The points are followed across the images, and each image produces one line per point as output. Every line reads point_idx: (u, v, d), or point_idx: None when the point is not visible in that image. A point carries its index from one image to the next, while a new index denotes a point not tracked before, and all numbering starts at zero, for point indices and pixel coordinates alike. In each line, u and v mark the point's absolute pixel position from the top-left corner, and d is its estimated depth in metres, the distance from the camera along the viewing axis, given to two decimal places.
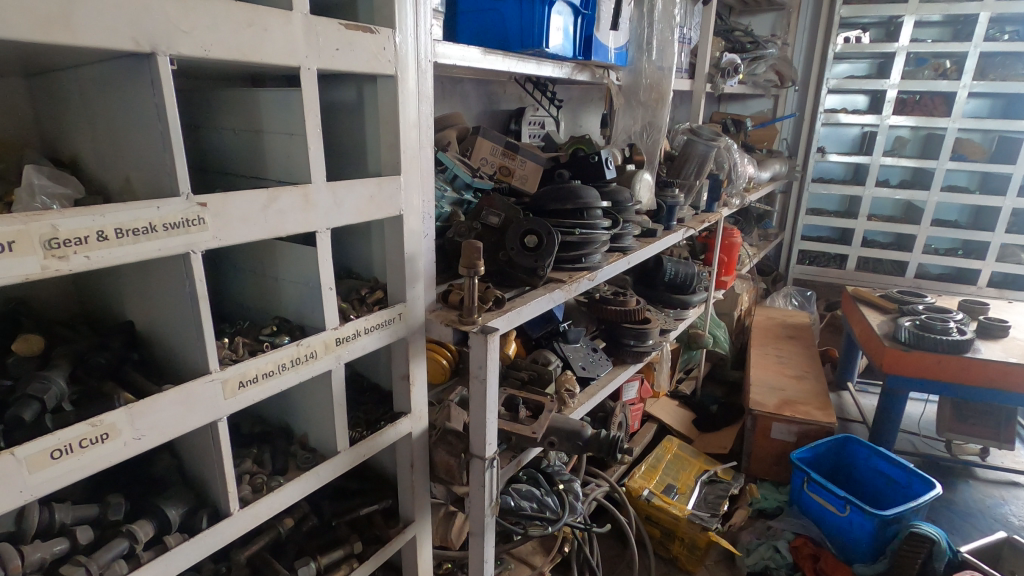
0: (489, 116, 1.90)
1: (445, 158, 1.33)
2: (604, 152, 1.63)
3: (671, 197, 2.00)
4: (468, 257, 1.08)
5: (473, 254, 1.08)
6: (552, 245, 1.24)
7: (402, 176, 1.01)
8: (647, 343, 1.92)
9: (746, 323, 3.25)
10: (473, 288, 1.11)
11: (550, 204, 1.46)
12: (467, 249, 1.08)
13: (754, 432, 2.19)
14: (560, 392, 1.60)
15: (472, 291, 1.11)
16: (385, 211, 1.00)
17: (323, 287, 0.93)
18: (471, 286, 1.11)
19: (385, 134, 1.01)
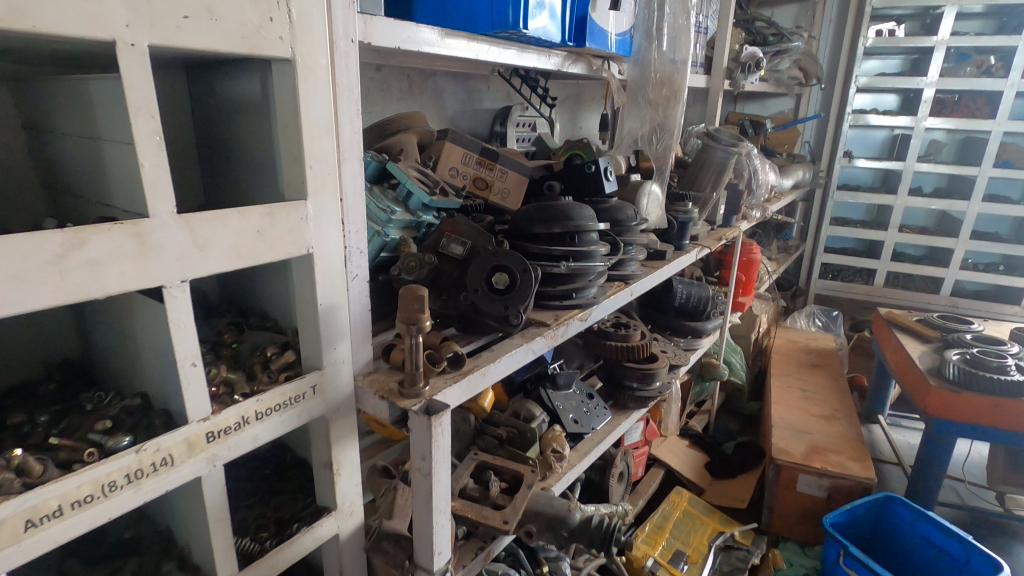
0: (469, 116, 1.61)
1: (395, 170, 1.03)
2: (603, 162, 1.33)
3: (683, 213, 1.71)
4: (408, 309, 0.80)
5: (415, 305, 0.80)
6: (528, 285, 0.95)
7: (309, 201, 0.73)
8: (653, 386, 1.63)
9: (764, 346, 2.94)
10: (416, 348, 0.83)
11: (533, 227, 1.17)
12: (407, 298, 0.80)
13: (777, 484, 1.89)
14: (544, 454, 1.32)
15: (415, 352, 0.82)
16: (282, 250, 0.71)
17: (180, 365, 0.64)
18: (413, 346, 0.83)
19: (286, 142, 0.72)
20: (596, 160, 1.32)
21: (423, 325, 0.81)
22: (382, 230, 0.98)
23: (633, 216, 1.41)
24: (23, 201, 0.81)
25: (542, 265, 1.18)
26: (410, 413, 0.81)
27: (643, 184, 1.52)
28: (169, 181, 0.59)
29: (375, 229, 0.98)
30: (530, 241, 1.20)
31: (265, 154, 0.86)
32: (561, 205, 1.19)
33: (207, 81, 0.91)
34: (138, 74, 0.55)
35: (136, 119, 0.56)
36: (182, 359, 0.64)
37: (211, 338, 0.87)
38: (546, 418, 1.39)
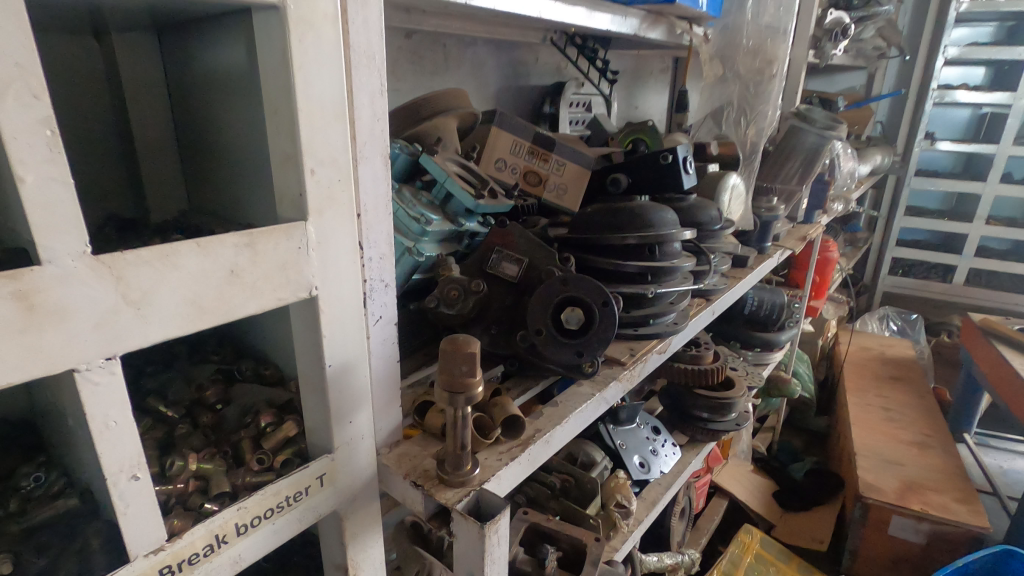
0: (514, 93, 1.35)
1: (432, 166, 0.79)
2: (682, 151, 1.05)
3: (769, 211, 1.45)
4: (452, 371, 0.57)
5: (462, 368, 0.56)
6: (609, 326, 0.70)
7: (310, 221, 0.49)
8: (727, 417, 1.37)
9: (831, 352, 2.65)
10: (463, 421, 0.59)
11: (602, 236, 0.91)
12: (450, 356, 0.56)
13: (864, 525, 1.61)
14: (607, 509, 1.08)
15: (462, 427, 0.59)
16: (271, 295, 0.48)
17: (110, 482, 0.42)
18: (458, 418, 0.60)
19: (276, 134, 0.49)
20: (674, 148, 1.03)
21: (474, 393, 0.58)
22: (414, 247, 0.75)
23: (717, 217, 1.15)
24: None
25: (612, 284, 0.93)
26: (452, 513, 0.59)
27: (725, 176, 1.25)
28: (75, 202, 0.36)
29: (406, 245, 0.74)
30: (597, 253, 0.94)
31: (260, 148, 0.63)
32: (638, 207, 0.93)
33: (184, 46, 0.69)
34: (0, 23, 0.32)
35: (1, 100, 0.32)
36: (113, 475, 0.42)
37: (188, 397, 0.65)
38: (606, 463, 1.16)
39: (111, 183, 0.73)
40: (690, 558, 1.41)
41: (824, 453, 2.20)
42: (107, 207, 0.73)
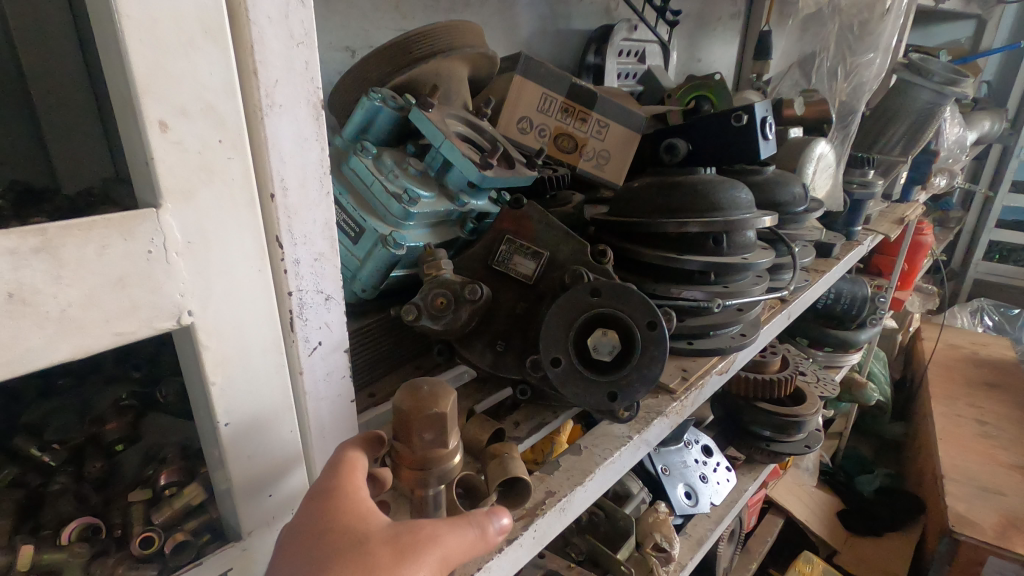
0: (552, 39, 1.12)
1: (424, 124, 0.59)
2: (761, 109, 0.81)
3: (860, 184, 1.17)
4: (411, 439, 0.38)
5: (424, 434, 0.38)
6: (657, 356, 0.50)
7: (167, 208, 0.30)
8: (795, 437, 1.13)
9: (911, 348, 2.34)
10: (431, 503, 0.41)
11: (652, 221, 0.69)
12: (405, 414, 0.37)
13: (951, 563, 1.39)
14: (643, 551, 0.88)
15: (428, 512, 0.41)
16: (101, 332, 0.29)
17: None
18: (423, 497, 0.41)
19: (106, 60, 0.29)
20: (751, 106, 0.79)
21: (443, 467, 0.39)
22: (393, 236, 0.55)
23: (802, 197, 0.90)
24: None
25: (662, 285, 0.71)
26: None
27: (814, 142, 0.99)
28: None
29: (382, 234, 0.54)
30: (643, 243, 0.72)
31: None
32: (702, 183, 0.70)
33: None
34: None
35: None
36: None
37: (79, 435, 0.48)
38: (644, 494, 0.97)
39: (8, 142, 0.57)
40: None
41: (899, 466, 1.93)
42: (7, 174, 0.57)
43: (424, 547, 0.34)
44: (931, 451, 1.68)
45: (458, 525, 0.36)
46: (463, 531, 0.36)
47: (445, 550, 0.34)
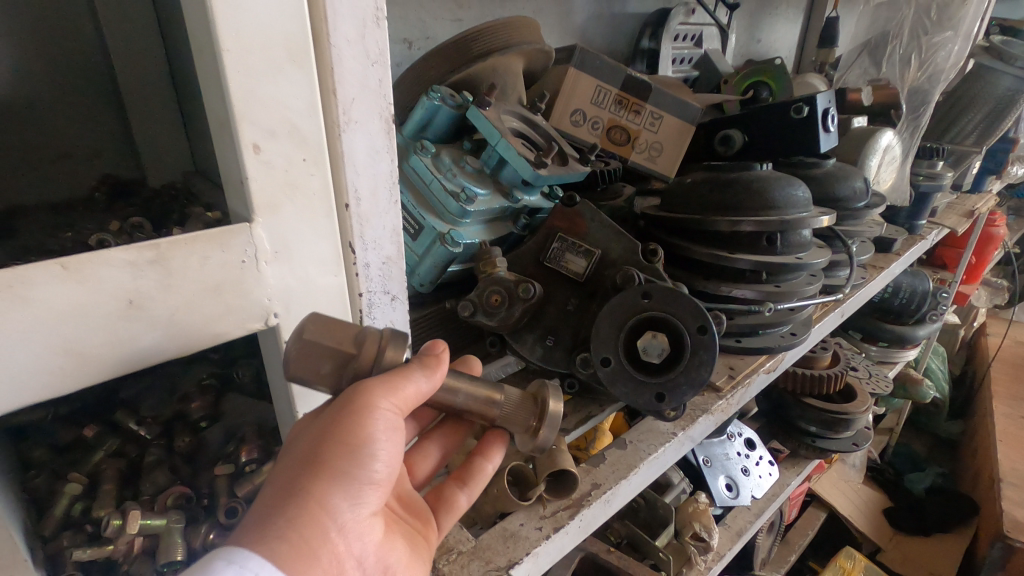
0: (606, 24, 1.10)
1: (482, 122, 0.60)
2: (823, 100, 0.78)
3: (928, 177, 1.11)
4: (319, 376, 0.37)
5: (324, 363, 0.36)
6: (707, 360, 0.51)
7: (258, 222, 0.33)
8: (844, 434, 1.12)
9: (975, 345, 2.23)
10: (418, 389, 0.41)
11: (705, 219, 0.68)
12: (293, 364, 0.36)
13: (1004, 569, 1.36)
14: (681, 539, 0.90)
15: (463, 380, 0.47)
16: (201, 332, 0.33)
17: None
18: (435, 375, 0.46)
19: (205, 85, 0.32)
20: (812, 98, 0.76)
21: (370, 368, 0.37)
22: (449, 233, 0.57)
23: (863, 191, 0.87)
24: None
25: (712, 283, 0.71)
26: None
27: (879, 134, 0.95)
28: None
29: (439, 232, 0.56)
30: (695, 239, 0.72)
31: None
32: (758, 180, 0.69)
33: None
34: None
35: None
36: None
37: (168, 411, 0.53)
38: (683, 485, 0.98)
39: (101, 140, 0.61)
40: None
41: (953, 466, 1.87)
42: (101, 168, 0.62)
43: (370, 386, 0.36)
44: (990, 453, 1.61)
45: (400, 370, 0.38)
46: (405, 373, 0.38)
47: (390, 381, 0.37)
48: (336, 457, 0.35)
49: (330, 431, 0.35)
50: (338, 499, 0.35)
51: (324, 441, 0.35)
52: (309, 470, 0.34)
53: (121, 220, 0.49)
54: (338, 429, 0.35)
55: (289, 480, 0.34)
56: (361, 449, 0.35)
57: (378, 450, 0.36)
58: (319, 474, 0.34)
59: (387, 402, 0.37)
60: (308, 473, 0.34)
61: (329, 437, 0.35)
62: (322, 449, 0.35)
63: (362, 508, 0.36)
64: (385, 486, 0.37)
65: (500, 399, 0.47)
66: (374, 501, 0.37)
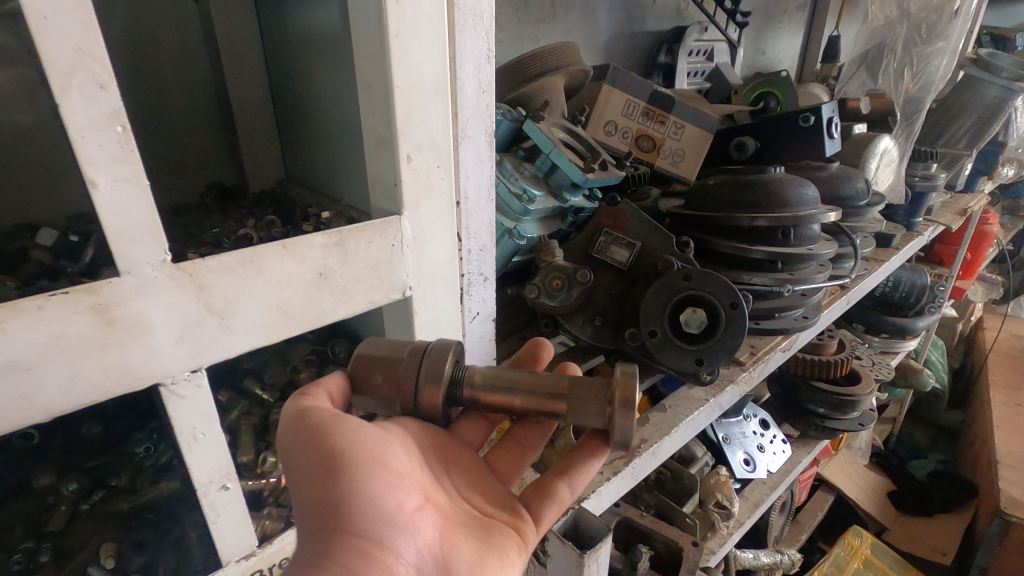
0: (627, 42, 1.21)
1: (538, 135, 0.68)
2: (827, 109, 0.88)
3: (923, 178, 1.22)
4: (373, 389, 0.46)
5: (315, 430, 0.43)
6: (737, 331, 0.61)
7: (405, 215, 0.43)
8: (850, 415, 1.21)
9: (974, 339, 2.33)
10: (469, 382, 0.47)
11: (726, 215, 0.78)
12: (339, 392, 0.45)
13: (1001, 544, 1.46)
14: (706, 507, 1.00)
15: (535, 376, 0.48)
16: (361, 300, 0.43)
17: (201, 493, 0.40)
18: (501, 373, 0.48)
19: (368, 111, 0.42)
20: (817, 107, 0.87)
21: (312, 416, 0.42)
22: (515, 228, 0.67)
23: (864, 191, 0.97)
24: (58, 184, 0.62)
25: (734, 272, 0.81)
26: (549, 533, 0.53)
27: (877, 139, 1.05)
28: (151, 206, 0.32)
29: (506, 227, 0.67)
30: (718, 234, 0.82)
31: (354, 130, 0.57)
32: (773, 181, 0.78)
33: (281, 7, 0.64)
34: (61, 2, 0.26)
35: (65, 94, 0.28)
36: (204, 486, 0.40)
37: (283, 379, 0.62)
38: (707, 460, 1.07)
39: (209, 151, 0.71)
40: (790, 559, 1.30)
41: (953, 453, 1.96)
42: (208, 175, 0.72)
43: (303, 418, 0.41)
44: (988, 439, 1.71)
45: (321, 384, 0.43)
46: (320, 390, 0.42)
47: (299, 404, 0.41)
48: (327, 487, 0.37)
49: (313, 468, 0.39)
50: (363, 515, 0.37)
51: (313, 481, 0.38)
52: (317, 513, 0.37)
53: (253, 219, 0.59)
54: (312, 464, 0.39)
55: (309, 530, 0.37)
56: (344, 466, 0.38)
57: (364, 459, 0.39)
58: (325, 510, 0.37)
59: (321, 417, 0.41)
60: (317, 517, 0.37)
61: (314, 475, 0.38)
62: (317, 487, 0.38)
63: (393, 514, 0.39)
64: (391, 488, 0.40)
65: (568, 392, 0.47)
66: (400, 500, 0.40)
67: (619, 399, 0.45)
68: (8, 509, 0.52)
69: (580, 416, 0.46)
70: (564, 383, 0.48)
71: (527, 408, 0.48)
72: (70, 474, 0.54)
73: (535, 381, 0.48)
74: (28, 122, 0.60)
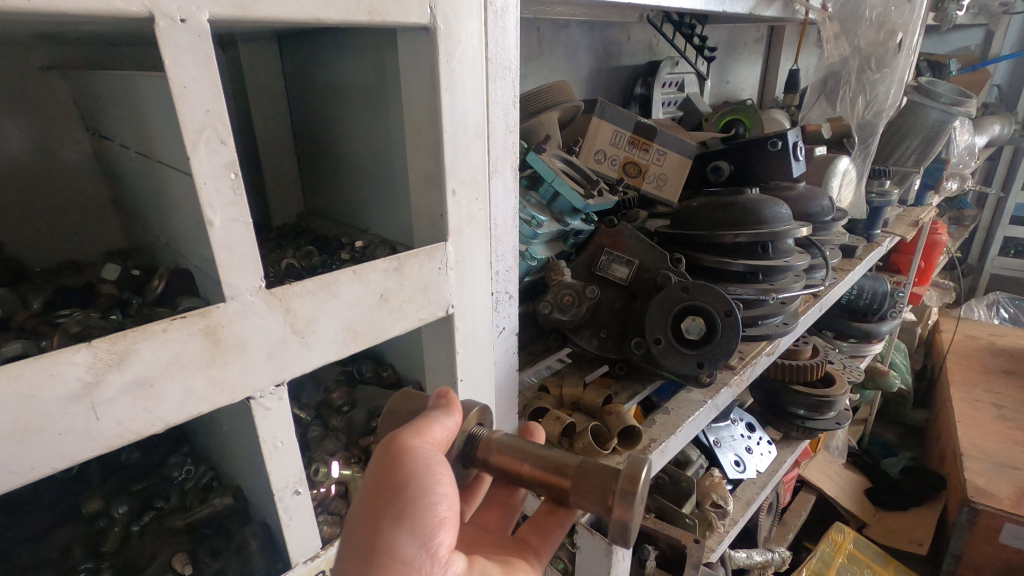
0: (606, 75, 1.30)
1: (539, 165, 0.74)
2: (792, 135, 0.98)
3: (880, 194, 1.34)
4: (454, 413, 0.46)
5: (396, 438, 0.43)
6: (732, 335, 0.69)
7: (450, 242, 0.49)
8: (827, 415, 1.30)
9: (932, 341, 2.49)
10: (484, 443, 0.48)
11: (711, 233, 0.86)
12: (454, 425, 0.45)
13: (970, 531, 1.57)
14: (703, 507, 1.06)
15: (545, 449, 0.48)
16: (414, 318, 0.48)
17: (278, 497, 0.44)
18: (518, 441, 0.49)
19: (418, 154, 0.49)
20: (783, 133, 0.96)
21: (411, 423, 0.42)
22: (526, 251, 0.74)
23: (830, 207, 1.08)
24: (96, 224, 0.66)
25: (721, 283, 0.89)
26: (577, 526, 0.58)
27: (837, 160, 1.16)
28: (252, 240, 0.37)
29: (518, 250, 0.74)
30: (704, 250, 0.90)
31: (383, 165, 0.62)
32: (751, 201, 0.86)
33: (303, 56, 0.69)
34: (195, 72, 0.32)
35: (194, 150, 0.33)
36: (283, 490, 0.45)
37: (317, 400, 0.65)
38: (702, 463, 1.15)
39: None
40: (781, 556, 1.36)
41: (922, 449, 2.09)
42: None
43: (397, 435, 0.41)
44: (951, 433, 1.83)
45: (426, 419, 0.43)
46: (426, 419, 0.43)
47: (405, 426, 0.42)
48: (384, 515, 0.38)
49: (378, 492, 0.39)
50: (409, 547, 0.38)
51: (374, 503, 0.39)
52: (371, 528, 0.38)
53: (291, 249, 0.64)
54: (382, 488, 0.39)
55: (355, 544, 0.38)
56: (412, 493, 0.39)
57: (432, 490, 0.39)
58: (376, 540, 0.38)
59: (420, 445, 0.41)
60: (364, 542, 0.38)
61: (383, 491, 0.39)
62: (380, 505, 0.38)
63: (438, 550, 0.39)
64: (446, 535, 0.39)
65: (571, 471, 0.46)
66: (445, 549, 0.39)
67: (621, 489, 0.44)
68: (65, 534, 0.54)
69: (577, 496, 0.45)
70: (572, 462, 0.47)
71: (531, 475, 0.48)
72: (118, 499, 0.56)
73: (546, 455, 0.48)
74: (71, 165, 0.63)
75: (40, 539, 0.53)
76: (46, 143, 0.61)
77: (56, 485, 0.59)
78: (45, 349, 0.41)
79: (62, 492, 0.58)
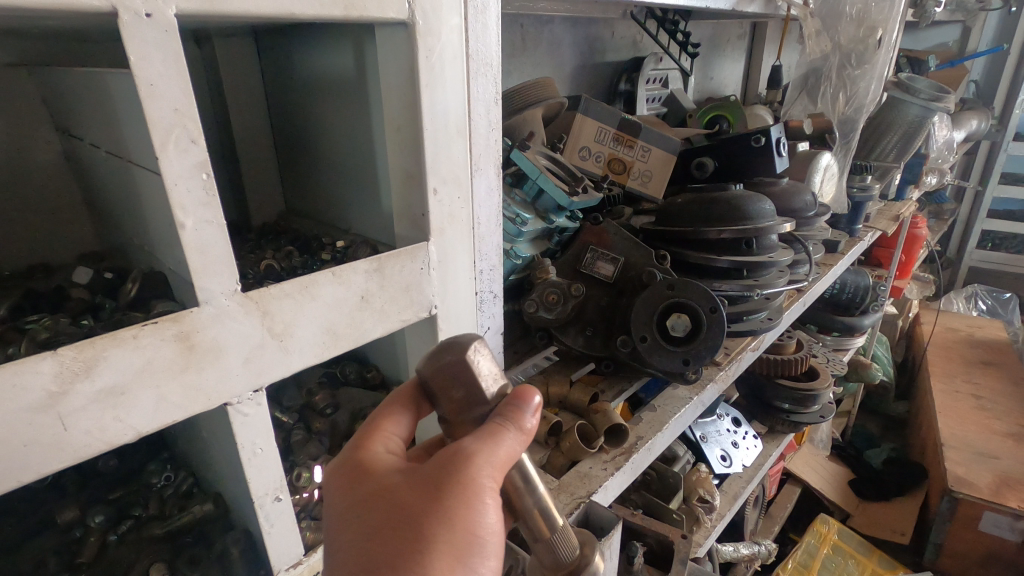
0: (590, 71, 1.30)
1: (524, 162, 0.73)
2: (775, 131, 0.98)
3: (861, 189, 1.35)
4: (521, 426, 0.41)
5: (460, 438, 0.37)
6: (717, 331, 0.70)
7: (432, 241, 0.48)
8: (811, 408, 1.31)
9: (914, 333, 2.53)
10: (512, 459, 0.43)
11: (695, 230, 0.86)
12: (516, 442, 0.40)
13: (951, 520, 1.61)
14: (690, 503, 1.06)
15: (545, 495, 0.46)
16: (396, 319, 0.47)
17: (258, 505, 0.44)
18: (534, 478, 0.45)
19: (399, 151, 0.48)
20: (767, 129, 0.97)
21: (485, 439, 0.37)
22: (510, 250, 0.73)
23: (812, 203, 1.08)
24: (69, 224, 0.64)
25: (707, 280, 0.89)
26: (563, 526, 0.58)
27: (819, 155, 1.16)
28: (226, 242, 0.36)
29: (502, 249, 0.73)
30: (689, 247, 0.90)
31: (364, 161, 0.61)
32: (735, 197, 0.86)
33: (279, 52, 0.68)
34: (162, 70, 0.31)
35: (163, 149, 0.32)
36: (261, 497, 0.44)
37: (299, 402, 0.64)
38: (688, 457, 1.16)
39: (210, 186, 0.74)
40: (767, 549, 1.37)
41: (903, 440, 2.13)
42: None
43: (468, 452, 0.36)
44: (932, 424, 1.86)
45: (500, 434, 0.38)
46: (501, 432, 0.38)
47: (478, 446, 0.36)
48: (428, 534, 0.34)
49: (429, 507, 0.34)
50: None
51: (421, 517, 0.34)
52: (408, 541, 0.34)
53: (270, 249, 0.63)
54: (439, 508, 0.34)
55: (387, 544, 0.34)
56: (466, 527, 0.35)
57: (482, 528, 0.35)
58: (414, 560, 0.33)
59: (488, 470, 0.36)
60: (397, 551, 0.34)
61: (441, 503, 0.34)
62: (429, 515, 0.34)
63: None
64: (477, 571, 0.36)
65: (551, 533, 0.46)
66: None
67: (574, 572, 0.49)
68: (40, 544, 0.53)
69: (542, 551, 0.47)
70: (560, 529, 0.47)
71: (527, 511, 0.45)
72: (94, 508, 0.55)
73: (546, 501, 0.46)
74: (41, 165, 0.61)
75: (14, 551, 0.52)
76: (13, 142, 0.59)
77: (29, 494, 0.57)
78: (12, 356, 0.40)
79: (36, 500, 0.57)
